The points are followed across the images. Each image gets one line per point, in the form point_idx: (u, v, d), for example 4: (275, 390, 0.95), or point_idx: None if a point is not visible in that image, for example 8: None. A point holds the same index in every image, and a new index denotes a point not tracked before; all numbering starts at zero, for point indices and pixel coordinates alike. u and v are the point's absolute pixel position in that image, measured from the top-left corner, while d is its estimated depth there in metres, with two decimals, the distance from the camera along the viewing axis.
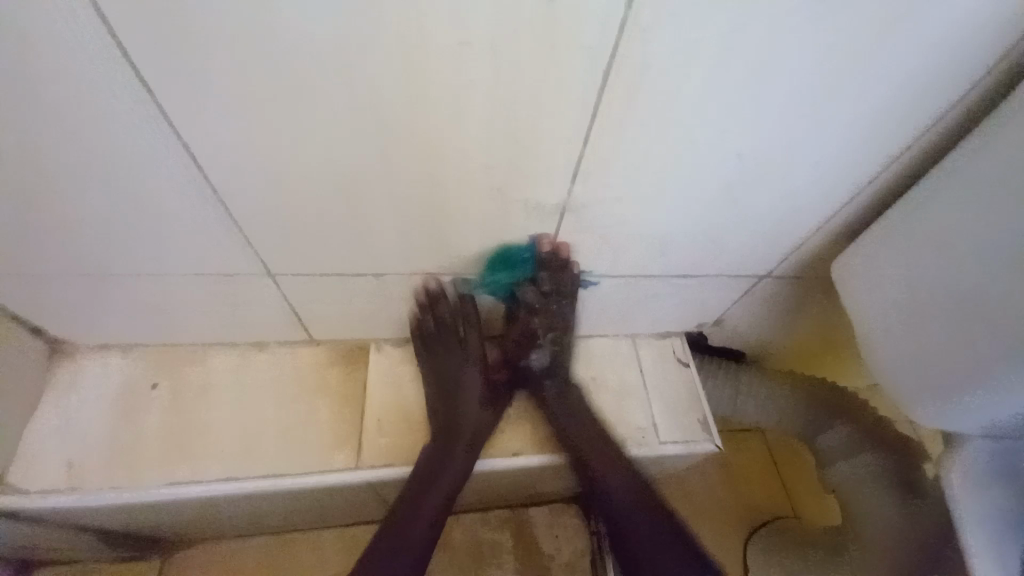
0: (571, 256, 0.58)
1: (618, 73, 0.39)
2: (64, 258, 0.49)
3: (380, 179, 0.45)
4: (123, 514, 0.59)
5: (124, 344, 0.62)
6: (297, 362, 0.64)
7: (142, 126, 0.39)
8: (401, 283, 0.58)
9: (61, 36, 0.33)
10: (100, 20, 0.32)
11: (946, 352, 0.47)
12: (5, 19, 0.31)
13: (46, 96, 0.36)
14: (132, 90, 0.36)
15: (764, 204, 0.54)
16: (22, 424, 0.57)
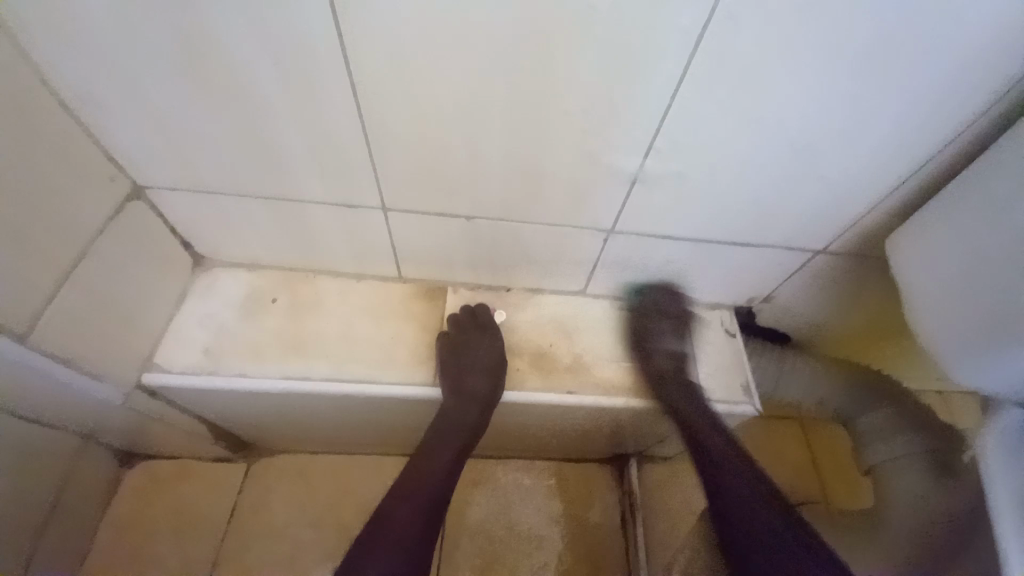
0: (638, 217, 0.65)
1: (706, 45, 0.45)
2: (224, 181, 0.61)
3: (492, 129, 0.53)
4: (239, 402, 0.71)
5: (251, 263, 0.74)
6: (388, 293, 0.75)
7: (311, 72, 0.48)
8: (487, 230, 0.67)
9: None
10: None
11: (982, 313, 0.52)
12: None
13: (245, 42, 0.46)
14: (312, 42, 0.46)
15: (824, 178, 0.59)
16: (171, 318, 0.70)
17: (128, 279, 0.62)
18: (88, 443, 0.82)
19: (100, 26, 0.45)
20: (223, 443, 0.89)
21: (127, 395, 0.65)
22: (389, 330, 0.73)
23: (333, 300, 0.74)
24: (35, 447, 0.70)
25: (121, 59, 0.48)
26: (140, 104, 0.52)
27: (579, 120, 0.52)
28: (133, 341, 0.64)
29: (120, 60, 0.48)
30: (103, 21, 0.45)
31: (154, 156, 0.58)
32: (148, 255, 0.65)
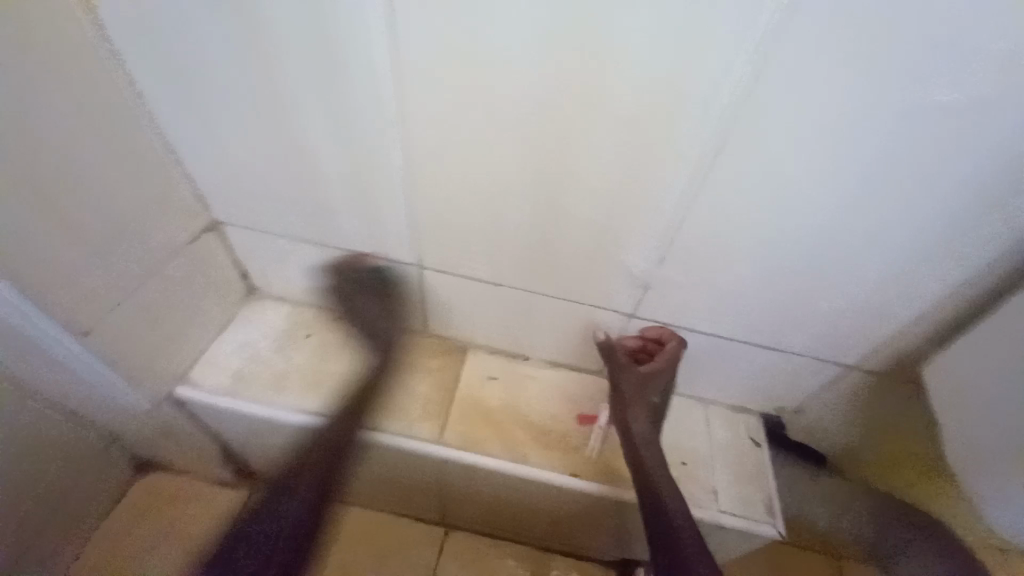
0: (659, 305, 0.65)
1: (727, 158, 0.47)
2: (285, 224, 0.68)
3: (524, 209, 0.58)
4: (253, 428, 0.74)
5: (294, 300, 0.80)
6: (411, 345, 0.79)
7: (373, 144, 0.55)
8: (509, 298, 0.70)
9: (348, 81, 0.50)
10: (372, 73, 0.49)
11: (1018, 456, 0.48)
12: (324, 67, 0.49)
13: (321, 112, 0.54)
14: (375, 119, 0.53)
15: (854, 290, 0.58)
16: (213, 339, 0.75)
17: (186, 297, 0.69)
18: (112, 445, 0.86)
19: (209, 93, 0.54)
20: (229, 468, 0.91)
21: (157, 404, 0.70)
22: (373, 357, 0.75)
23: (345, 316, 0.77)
24: (59, 438, 0.74)
25: (220, 120, 0.57)
26: (229, 156, 0.61)
27: (607, 208, 0.55)
28: (173, 354, 0.69)
29: (219, 119, 0.57)
30: (211, 89, 0.54)
31: (233, 197, 0.66)
32: (207, 279, 0.72)
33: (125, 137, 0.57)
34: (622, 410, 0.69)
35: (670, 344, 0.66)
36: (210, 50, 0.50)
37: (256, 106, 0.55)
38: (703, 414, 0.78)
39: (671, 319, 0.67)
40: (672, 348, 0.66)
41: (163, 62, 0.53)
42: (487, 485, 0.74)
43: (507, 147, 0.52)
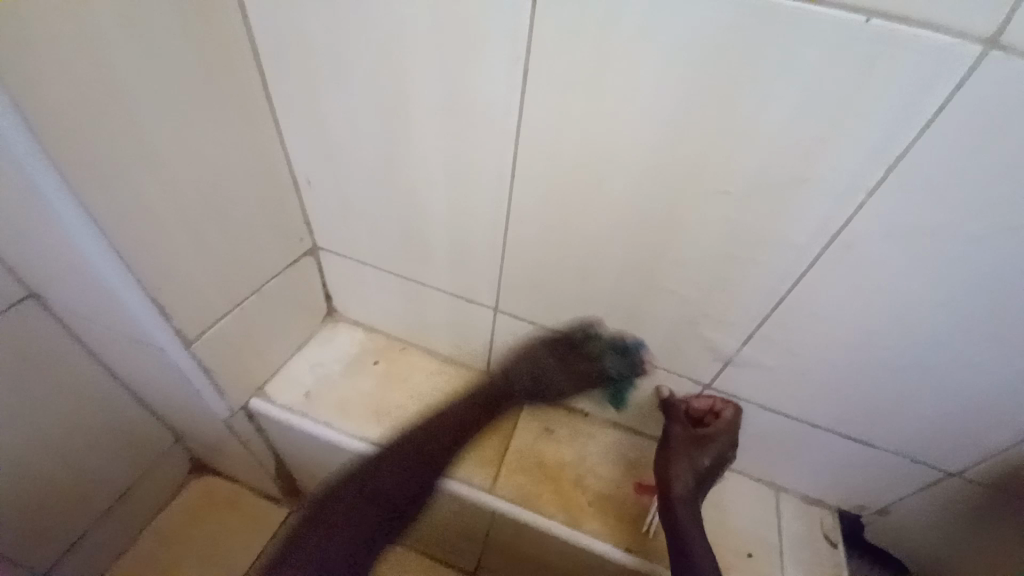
0: (740, 381, 0.63)
1: (844, 242, 0.46)
2: (375, 257, 0.72)
3: (611, 267, 0.58)
4: (313, 447, 0.76)
5: (368, 327, 0.84)
6: (474, 385, 0.79)
7: (477, 195, 0.58)
8: (580, 352, 0.69)
9: (466, 137, 0.53)
10: (492, 132, 0.51)
11: None
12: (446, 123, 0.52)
13: (434, 161, 0.57)
14: (484, 172, 0.55)
15: (968, 394, 0.53)
16: (290, 356, 0.79)
17: (277, 315, 0.73)
18: (177, 442, 0.91)
19: (335, 136, 0.59)
20: (278, 484, 0.93)
21: (233, 414, 0.73)
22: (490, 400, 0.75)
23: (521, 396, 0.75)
24: (130, 423, 0.81)
25: (339, 159, 0.62)
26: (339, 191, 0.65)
27: (704, 278, 0.54)
28: (256, 368, 0.73)
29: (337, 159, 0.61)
30: (338, 133, 0.59)
31: (333, 228, 0.71)
32: (296, 300, 0.76)
33: (263, 166, 0.62)
34: (665, 467, 0.66)
35: (733, 413, 0.65)
36: (345, 96, 0.54)
37: (374, 149, 0.58)
38: (772, 500, 0.73)
39: (750, 396, 0.64)
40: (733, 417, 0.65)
41: (301, 106, 0.58)
42: (534, 543, 0.72)
43: (610, 211, 0.52)
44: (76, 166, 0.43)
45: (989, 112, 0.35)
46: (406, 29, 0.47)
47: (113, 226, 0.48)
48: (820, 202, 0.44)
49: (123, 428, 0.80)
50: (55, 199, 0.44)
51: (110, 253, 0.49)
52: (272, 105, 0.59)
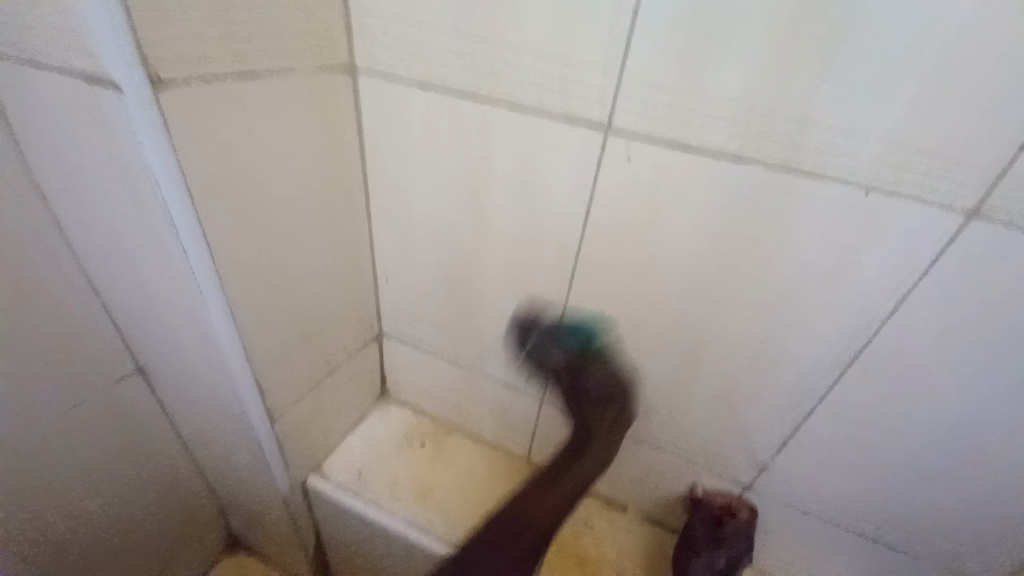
0: (779, 485, 0.65)
1: (871, 362, 0.51)
2: (434, 346, 0.80)
3: (654, 369, 0.63)
4: (359, 527, 0.79)
5: (417, 409, 0.89)
6: (515, 471, 0.82)
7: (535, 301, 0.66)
8: (622, 444, 0.73)
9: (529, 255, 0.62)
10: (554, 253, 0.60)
11: None
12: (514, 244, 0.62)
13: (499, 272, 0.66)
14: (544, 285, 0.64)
15: (1012, 516, 0.54)
16: (345, 435, 0.84)
17: (341, 396, 0.80)
18: (220, 516, 0.95)
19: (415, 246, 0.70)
20: (312, 567, 0.94)
21: (291, 490, 0.77)
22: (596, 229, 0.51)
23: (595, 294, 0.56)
24: (184, 490, 0.86)
25: (415, 266, 0.72)
26: (410, 290, 0.75)
27: (743, 384, 0.59)
28: (317, 445, 0.78)
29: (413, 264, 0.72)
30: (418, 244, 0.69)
31: (400, 320, 0.79)
32: (358, 382, 0.83)
33: (352, 270, 0.71)
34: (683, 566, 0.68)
35: (745, 512, 0.66)
36: (430, 217, 0.65)
37: (448, 258, 0.68)
38: None
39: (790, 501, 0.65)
40: (748, 516, 0.66)
41: (390, 222, 0.69)
42: None
43: (652, 320, 0.60)
44: (230, 281, 0.53)
45: (984, 265, 0.43)
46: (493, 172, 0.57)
47: (243, 327, 0.56)
48: (845, 326, 0.50)
49: (177, 494, 0.85)
50: (207, 305, 0.53)
51: (233, 347, 0.57)
52: (366, 221, 0.70)
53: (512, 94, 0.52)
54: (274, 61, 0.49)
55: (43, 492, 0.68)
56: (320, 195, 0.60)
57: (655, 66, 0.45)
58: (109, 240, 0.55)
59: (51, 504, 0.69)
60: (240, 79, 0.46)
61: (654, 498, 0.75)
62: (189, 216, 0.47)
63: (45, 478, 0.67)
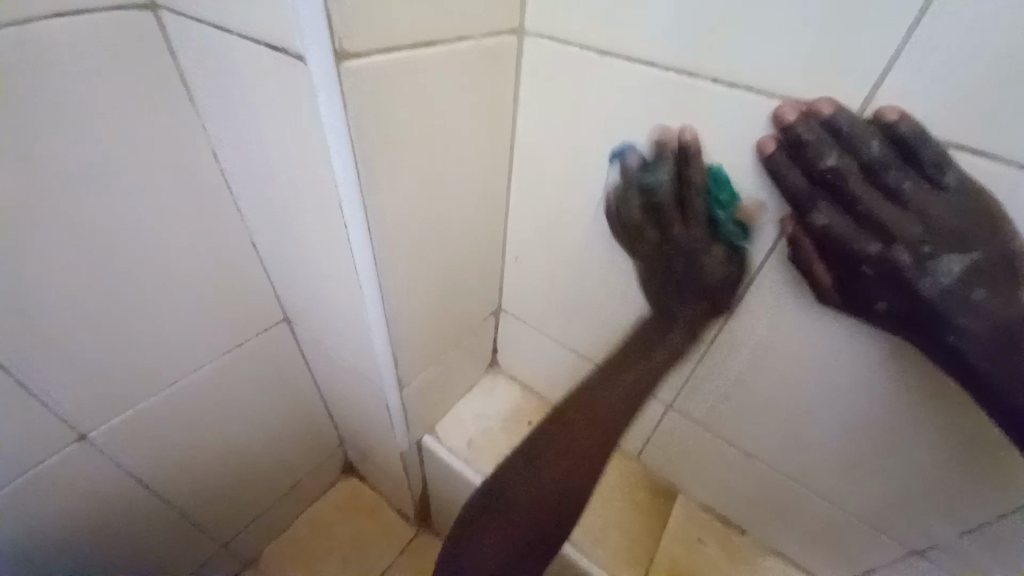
0: (962, 562, 0.55)
1: None
2: (556, 334, 0.75)
3: (820, 403, 0.54)
4: (465, 490, 0.82)
5: (527, 385, 0.88)
6: (622, 467, 0.79)
7: None
8: (762, 471, 0.65)
9: None
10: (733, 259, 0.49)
11: None
12: None
13: None
14: None
15: None
16: (456, 402, 0.86)
17: (459, 366, 0.79)
18: (340, 445, 1.04)
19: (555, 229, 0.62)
20: (415, 508, 1.01)
21: (409, 446, 0.81)
22: (850, 182, 0.35)
23: (822, 301, 0.42)
24: (315, 424, 0.94)
25: (552, 252, 0.65)
26: (539, 274, 0.69)
27: (953, 447, 0.48)
28: (434, 409, 0.80)
29: (548, 249, 0.65)
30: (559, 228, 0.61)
31: (524, 302, 0.75)
32: (474, 354, 0.82)
33: (484, 248, 0.66)
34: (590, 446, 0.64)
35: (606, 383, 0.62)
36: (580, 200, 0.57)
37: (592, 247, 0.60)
38: None
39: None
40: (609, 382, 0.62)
41: (530, 200, 0.62)
42: None
43: (844, 354, 0.49)
44: (387, 264, 0.51)
45: None
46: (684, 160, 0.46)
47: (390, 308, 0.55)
48: None
49: (310, 428, 0.93)
50: (363, 285, 0.52)
51: (382, 325, 0.56)
52: (507, 193, 0.62)
53: (753, 74, 0.38)
54: (453, 20, 0.41)
55: (207, 431, 0.73)
56: (472, 174, 0.55)
57: (1002, 28, 0.30)
58: (270, 200, 0.54)
59: (209, 443, 0.75)
60: (418, 49, 0.40)
61: (779, 526, 0.69)
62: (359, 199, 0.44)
63: (216, 415, 0.73)
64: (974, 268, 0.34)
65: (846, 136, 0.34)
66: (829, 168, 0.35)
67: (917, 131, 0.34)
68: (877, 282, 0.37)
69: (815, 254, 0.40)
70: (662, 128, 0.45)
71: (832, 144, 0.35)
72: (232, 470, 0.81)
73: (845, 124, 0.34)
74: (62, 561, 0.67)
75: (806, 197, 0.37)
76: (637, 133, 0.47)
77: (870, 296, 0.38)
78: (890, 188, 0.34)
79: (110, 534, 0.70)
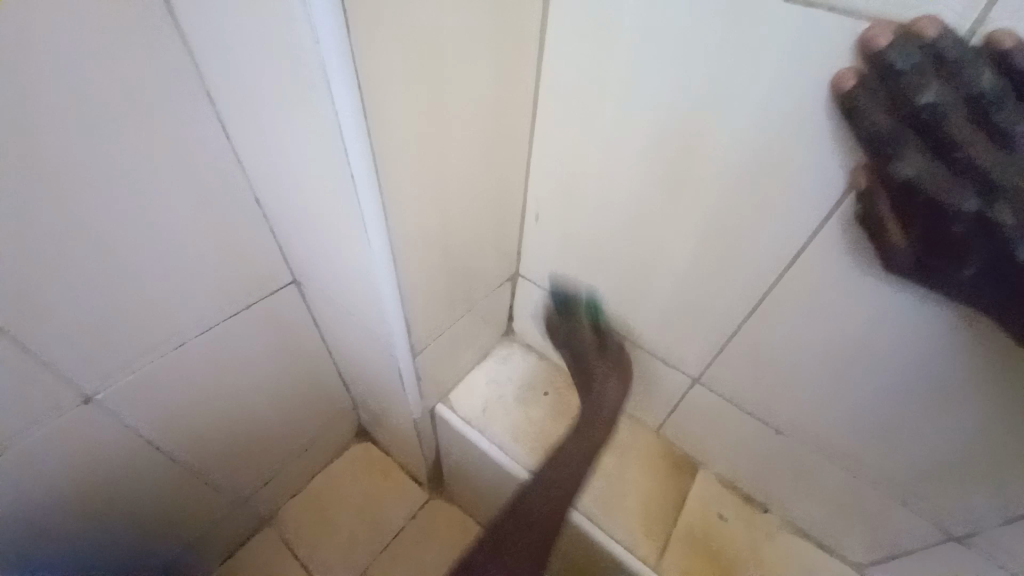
0: (1006, 550, 0.51)
1: None
2: (575, 300, 0.70)
3: (864, 378, 0.50)
4: (478, 456, 0.81)
5: (543, 353, 0.84)
6: (640, 439, 0.76)
7: (730, 275, 0.51)
8: (791, 447, 0.62)
9: (740, 215, 0.47)
10: (782, 217, 0.44)
11: None
12: (724, 199, 0.47)
13: (686, 230, 0.51)
14: (754, 256, 0.48)
15: None
16: (470, 368, 0.83)
17: (473, 332, 0.76)
18: (353, 409, 1.04)
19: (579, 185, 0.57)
20: (427, 471, 1.01)
21: (421, 412, 0.79)
22: (951, 120, 0.30)
23: (892, 266, 0.37)
24: (327, 388, 0.93)
25: (575, 211, 0.60)
26: (560, 235, 0.64)
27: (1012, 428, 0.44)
28: (447, 376, 0.78)
29: (570, 208, 0.60)
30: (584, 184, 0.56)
31: (543, 265, 0.70)
32: (489, 321, 0.78)
33: (502, 202, 0.61)
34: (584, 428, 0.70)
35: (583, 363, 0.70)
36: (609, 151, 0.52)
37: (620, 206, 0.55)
38: None
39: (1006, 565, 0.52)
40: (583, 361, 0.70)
41: (553, 153, 0.56)
42: None
43: (898, 325, 0.44)
44: (396, 220, 0.47)
45: None
46: (738, 97, 0.40)
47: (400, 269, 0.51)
48: None
49: (322, 391, 0.92)
50: (370, 244, 0.48)
51: (392, 286, 0.53)
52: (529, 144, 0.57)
53: None
54: None
55: (216, 393, 0.72)
56: (489, 118, 0.50)
57: None
58: (271, 148, 0.50)
59: (219, 405, 0.74)
60: None
61: (803, 503, 0.66)
62: (365, 141, 0.39)
63: (224, 377, 0.71)
64: None
65: (950, 65, 0.30)
66: (926, 103, 0.30)
67: None
68: (972, 242, 0.32)
69: (894, 211, 0.35)
70: (714, 62, 0.40)
71: (932, 74, 0.30)
72: (243, 431, 0.81)
73: (951, 51, 0.30)
74: (76, 514, 0.67)
75: (894, 140, 0.32)
76: (686, 69, 0.42)
77: (957, 260, 0.33)
78: (999, 128, 0.30)
79: (120, 488, 0.70)
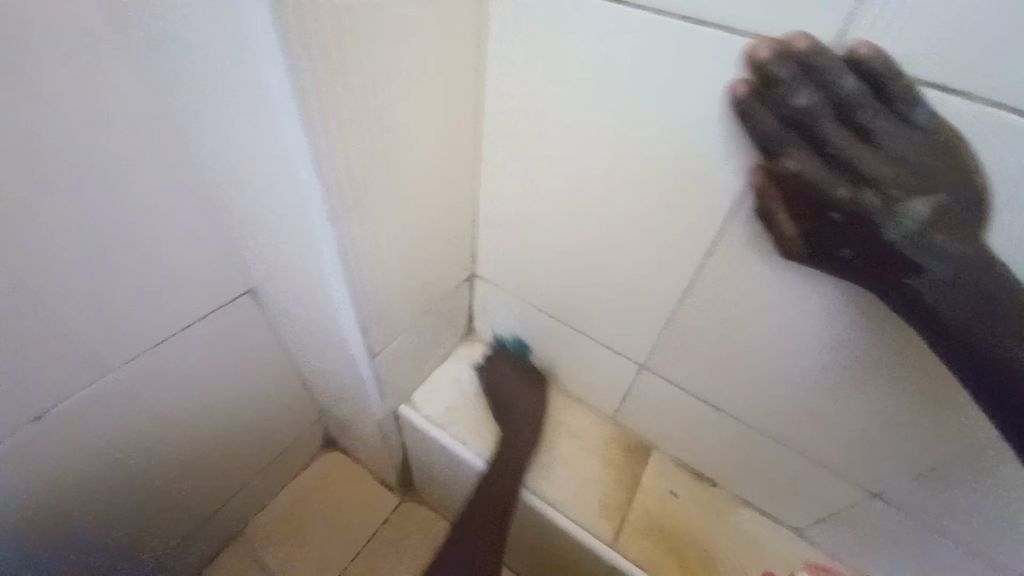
0: (914, 502, 0.58)
1: None
2: (529, 298, 0.73)
3: (784, 356, 0.55)
4: (445, 456, 0.82)
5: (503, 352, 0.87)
6: (596, 428, 0.80)
7: (663, 267, 0.55)
8: (731, 425, 0.66)
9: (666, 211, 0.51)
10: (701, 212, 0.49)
11: None
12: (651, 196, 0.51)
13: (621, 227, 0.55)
14: (682, 249, 0.53)
15: None
16: (432, 370, 0.85)
17: (433, 334, 0.78)
18: (319, 418, 1.03)
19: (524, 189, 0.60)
20: (396, 476, 1.02)
21: (385, 415, 0.80)
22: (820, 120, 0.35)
23: (790, 251, 0.43)
24: (290, 398, 0.92)
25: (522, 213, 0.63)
26: (510, 236, 0.67)
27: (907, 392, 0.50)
28: (410, 378, 0.79)
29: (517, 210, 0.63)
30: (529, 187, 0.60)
31: (496, 266, 0.73)
32: (449, 322, 0.80)
33: (453, 207, 0.63)
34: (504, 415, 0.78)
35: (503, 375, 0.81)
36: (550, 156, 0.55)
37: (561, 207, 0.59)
38: None
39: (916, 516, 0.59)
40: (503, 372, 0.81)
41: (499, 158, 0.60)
42: None
43: (807, 306, 0.49)
44: (347, 227, 0.49)
45: None
46: (657, 104, 0.45)
47: (353, 272, 0.52)
48: None
49: (285, 402, 0.91)
50: (323, 249, 0.50)
51: (347, 290, 0.54)
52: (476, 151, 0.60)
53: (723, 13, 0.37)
54: None
55: (176, 407, 0.71)
56: (434, 128, 0.52)
57: None
58: (221, 159, 0.51)
59: (179, 420, 0.73)
60: None
61: (746, 477, 0.71)
62: (312, 152, 0.41)
63: (183, 392, 0.70)
64: (940, 210, 0.34)
65: (817, 73, 0.35)
66: (799, 106, 0.35)
67: (886, 69, 0.34)
68: (845, 226, 0.37)
69: (786, 202, 0.40)
70: (634, 74, 0.44)
71: (804, 81, 0.35)
72: (204, 446, 0.80)
73: (817, 61, 0.34)
74: (28, 547, 0.64)
75: (778, 139, 0.37)
76: (611, 80, 0.46)
77: (841, 241, 0.38)
78: (861, 128, 0.34)
79: (76, 514, 0.67)
